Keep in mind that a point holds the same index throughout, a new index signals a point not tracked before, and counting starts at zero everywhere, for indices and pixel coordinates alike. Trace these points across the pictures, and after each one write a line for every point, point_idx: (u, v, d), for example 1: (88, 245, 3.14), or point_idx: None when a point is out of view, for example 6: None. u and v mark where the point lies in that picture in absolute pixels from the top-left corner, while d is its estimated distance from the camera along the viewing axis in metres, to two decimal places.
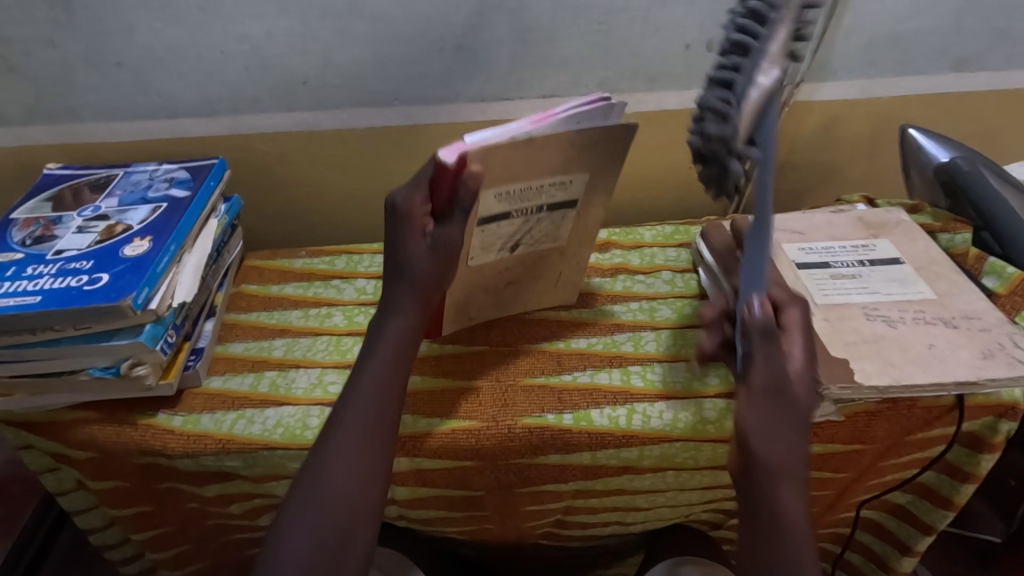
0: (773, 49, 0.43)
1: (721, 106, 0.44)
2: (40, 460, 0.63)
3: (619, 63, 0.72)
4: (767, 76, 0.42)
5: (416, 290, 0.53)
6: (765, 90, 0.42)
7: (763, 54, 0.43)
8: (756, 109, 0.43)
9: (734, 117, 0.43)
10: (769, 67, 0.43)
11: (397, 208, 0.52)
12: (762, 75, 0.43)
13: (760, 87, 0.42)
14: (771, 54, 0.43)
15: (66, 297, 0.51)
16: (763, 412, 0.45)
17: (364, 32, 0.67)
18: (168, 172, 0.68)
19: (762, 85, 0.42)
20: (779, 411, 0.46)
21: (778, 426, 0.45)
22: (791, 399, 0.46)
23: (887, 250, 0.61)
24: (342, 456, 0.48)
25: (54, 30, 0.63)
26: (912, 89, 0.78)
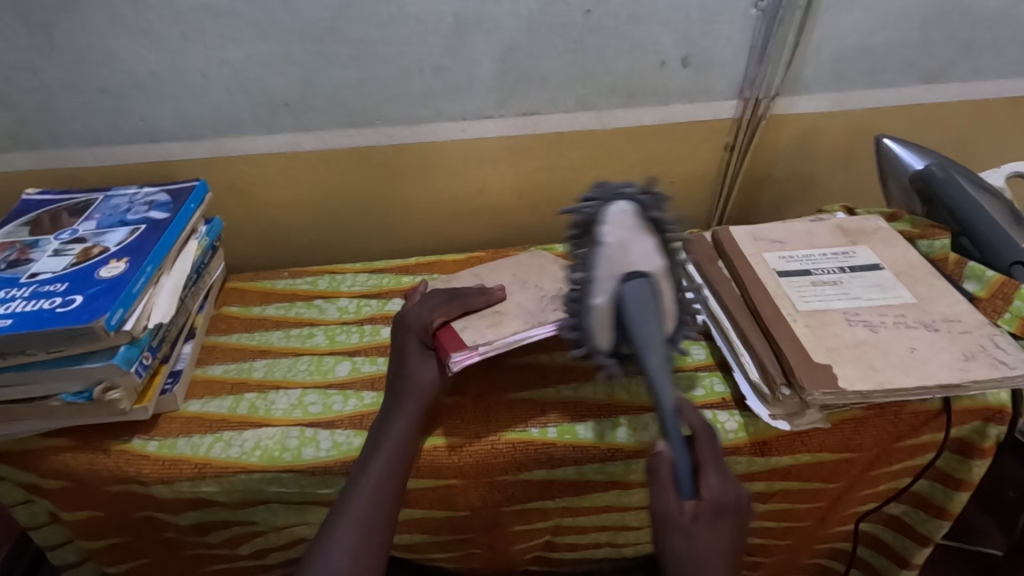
0: (602, 274, 0.48)
1: (585, 325, 0.50)
2: (11, 492, 0.60)
3: (596, 81, 0.73)
4: (599, 295, 0.48)
5: (422, 395, 0.54)
6: (604, 303, 0.48)
7: (591, 280, 0.48)
8: (601, 325, 0.49)
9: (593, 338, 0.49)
10: (596, 288, 0.48)
11: (407, 322, 0.58)
12: (594, 293, 0.48)
13: (596, 309, 0.48)
14: (597, 277, 0.48)
15: (37, 319, 0.50)
16: (674, 544, 0.43)
17: (345, 55, 0.68)
18: (148, 195, 0.68)
19: (595, 304, 0.48)
20: (698, 550, 0.43)
21: (694, 564, 0.42)
22: (708, 538, 0.43)
23: (867, 256, 0.62)
24: (344, 546, 0.45)
25: (37, 56, 0.63)
26: (883, 101, 0.80)
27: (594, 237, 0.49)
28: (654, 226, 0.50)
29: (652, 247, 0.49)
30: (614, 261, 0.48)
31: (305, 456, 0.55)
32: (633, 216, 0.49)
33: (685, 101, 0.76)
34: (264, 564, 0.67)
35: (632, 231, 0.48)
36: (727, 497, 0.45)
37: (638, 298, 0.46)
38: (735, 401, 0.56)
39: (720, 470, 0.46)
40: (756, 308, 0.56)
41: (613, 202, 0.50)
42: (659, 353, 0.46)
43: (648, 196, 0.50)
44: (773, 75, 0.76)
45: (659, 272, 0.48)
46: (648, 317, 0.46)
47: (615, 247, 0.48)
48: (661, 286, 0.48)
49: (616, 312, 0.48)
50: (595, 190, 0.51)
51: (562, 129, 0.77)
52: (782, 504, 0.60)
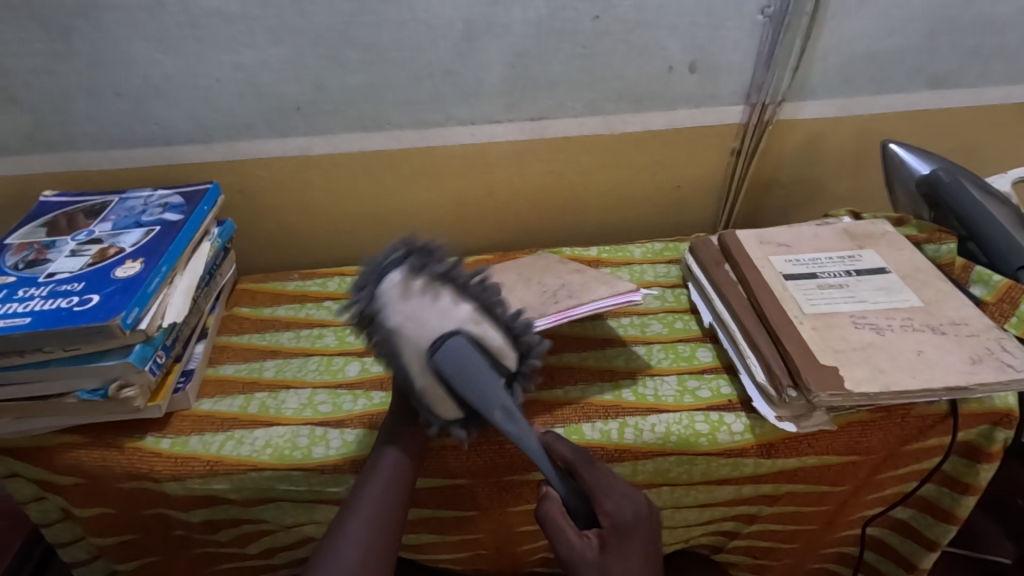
0: (408, 357, 0.47)
1: (425, 409, 0.50)
2: (25, 489, 0.61)
3: (603, 86, 0.74)
4: (419, 376, 0.48)
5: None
6: (428, 381, 0.48)
7: (403, 366, 0.48)
8: (444, 399, 0.49)
9: (439, 413, 0.50)
10: (413, 370, 0.48)
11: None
12: (414, 376, 0.48)
13: (425, 390, 0.48)
14: (406, 360, 0.48)
15: (55, 317, 0.51)
16: None
17: (356, 59, 0.69)
18: (162, 197, 0.69)
19: (421, 385, 0.49)
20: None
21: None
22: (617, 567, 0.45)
23: (874, 260, 0.62)
24: (354, 542, 0.46)
25: (56, 60, 0.65)
26: (890, 106, 0.80)
27: (380, 326, 0.47)
28: (435, 283, 0.48)
29: (448, 302, 0.48)
30: (411, 341, 0.47)
31: (315, 454, 0.56)
32: (411, 280, 0.48)
33: (691, 106, 0.77)
34: (272, 563, 0.67)
35: (413, 301, 0.47)
36: (624, 513, 0.47)
37: (456, 364, 0.46)
38: (742, 403, 0.56)
39: (612, 489, 0.48)
40: (762, 310, 0.57)
41: (383, 278, 0.48)
42: (501, 403, 0.48)
43: (416, 256, 0.49)
44: (779, 80, 0.76)
45: (470, 320, 0.48)
46: (474, 378, 0.47)
47: (404, 329, 0.46)
48: (479, 333, 0.48)
49: (443, 384, 0.48)
50: (366, 269, 0.49)
51: (569, 134, 0.78)
52: (788, 507, 0.60)
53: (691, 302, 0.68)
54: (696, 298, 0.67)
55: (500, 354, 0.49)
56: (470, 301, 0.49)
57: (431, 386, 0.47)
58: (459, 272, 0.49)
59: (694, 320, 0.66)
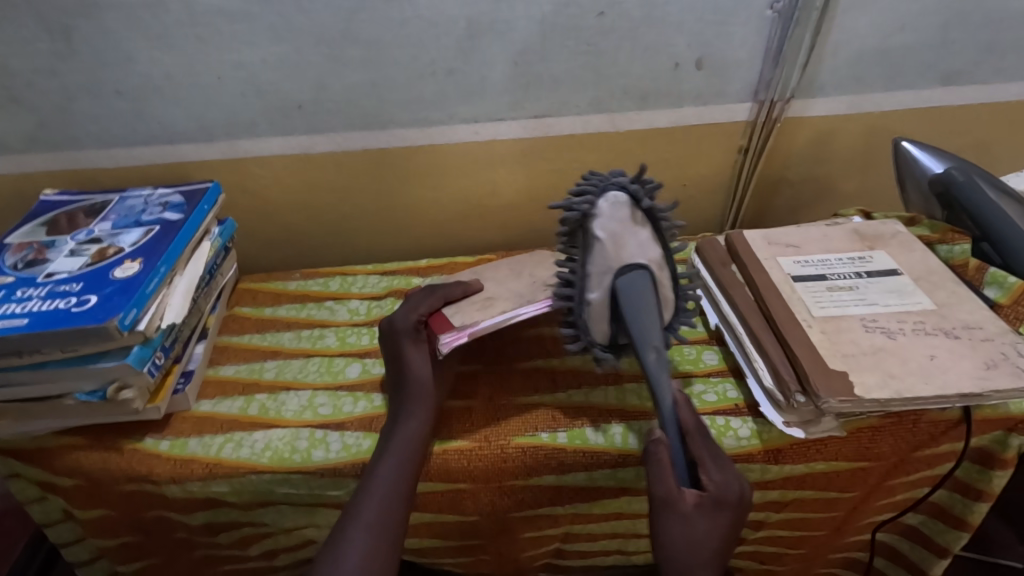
0: (596, 268, 0.51)
1: (581, 321, 0.53)
2: (27, 490, 0.61)
3: (609, 83, 0.73)
4: (593, 291, 0.52)
5: (421, 393, 0.54)
6: (599, 297, 0.51)
7: (585, 274, 0.52)
8: (597, 318, 0.52)
9: (590, 330, 0.53)
10: (591, 283, 0.52)
11: (396, 327, 0.58)
12: (589, 289, 0.52)
13: (589, 303, 0.52)
14: (592, 271, 0.52)
15: (53, 318, 0.51)
16: (669, 526, 0.46)
17: (357, 57, 0.68)
18: (163, 196, 0.68)
19: (592, 300, 0.52)
20: (689, 536, 0.45)
21: (687, 547, 0.45)
22: (702, 528, 0.46)
23: (884, 261, 0.61)
24: (356, 549, 0.45)
25: (56, 59, 0.64)
26: (901, 103, 0.79)
27: (587, 234, 0.52)
28: (649, 220, 0.53)
29: (645, 238, 0.51)
30: (608, 254, 0.51)
31: (314, 458, 0.55)
32: (626, 207, 0.52)
33: (698, 104, 0.76)
34: (274, 565, 0.67)
35: (627, 226, 0.51)
36: (731, 491, 0.46)
37: (634, 293, 0.49)
38: (748, 407, 0.55)
39: (722, 464, 0.48)
40: (770, 312, 0.55)
41: (604, 193, 0.53)
42: (657, 346, 0.49)
43: (642, 184, 0.53)
44: (788, 77, 0.75)
45: (656, 262, 0.51)
46: (643, 314, 0.49)
47: (608, 241, 0.51)
48: (659, 276, 0.51)
49: (612, 306, 0.51)
50: (586, 182, 0.54)
51: (573, 132, 0.76)
52: (795, 513, 0.59)
53: (697, 304, 0.67)
54: (702, 299, 0.66)
55: (663, 303, 0.52)
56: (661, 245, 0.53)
57: (597, 307, 0.51)
58: (663, 214, 0.53)
59: (700, 322, 0.65)
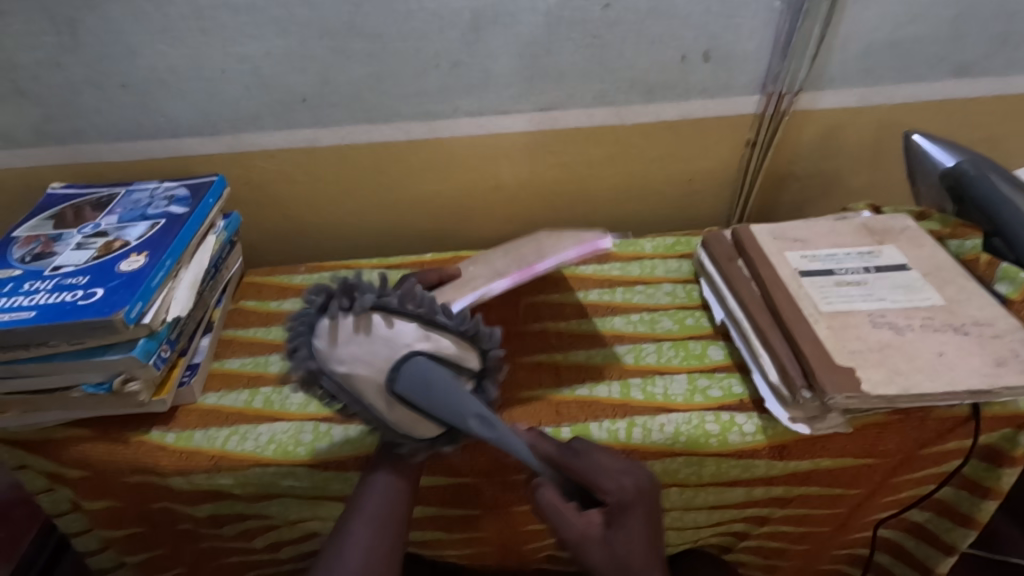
0: (369, 396, 0.45)
1: (399, 437, 0.48)
2: (36, 480, 0.62)
3: (614, 76, 0.72)
4: (387, 409, 0.46)
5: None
6: (399, 410, 0.46)
7: (369, 407, 0.47)
8: (416, 420, 0.47)
9: (414, 435, 0.48)
10: (376, 406, 0.46)
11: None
12: (379, 410, 0.46)
13: (395, 418, 0.47)
14: (369, 400, 0.46)
15: (60, 311, 0.51)
16: (594, 558, 0.46)
17: (361, 50, 0.67)
18: (168, 190, 0.68)
19: (392, 417, 0.47)
20: (613, 558, 0.46)
21: (619, 570, 0.46)
22: (620, 542, 0.46)
23: (893, 256, 0.60)
24: (359, 543, 0.45)
25: (62, 53, 0.64)
26: (912, 96, 0.77)
27: (327, 384, 0.45)
28: (380, 307, 0.46)
29: (400, 324, 0.46)
30: (368, 378, 0.45)
31: (318, 451, 0.55)
32: (338, 321, 0.45)
33: (705, 97, 0.75)
34: (279, 557, 0.67)
35: (352, 340, 0.45)
36: (625, 490, 0.47)
37: (423, 384, 0.45)
38: (753, 403, 0.55)
39: (606, 467, 0.48)
40: (776, 307, 0.55)
41: (314, 324, 0.45)
42: (474, 408, 0.46)
43: (334, 299, 0.45)
44: (797, 70, 0.74)
45: (419, 338, 0.46)
46: (439, 394, 0.45)
47: (354, 368, 0.45)
48: (436, 345, 0.47)
49: (414, 407, 0.46)
50: (291, 323, 0.46)
51: (578, 125, 0.76)
52: (800, 510, 0.59)
53: (703, 299, 0.67)
54: (708, 294, 0.65)
55: (460, 360, 0.48)
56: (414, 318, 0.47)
57: (411, 414, 0.46)
58: (390, 295, 0.47)
59: (705, 317, 0.65)
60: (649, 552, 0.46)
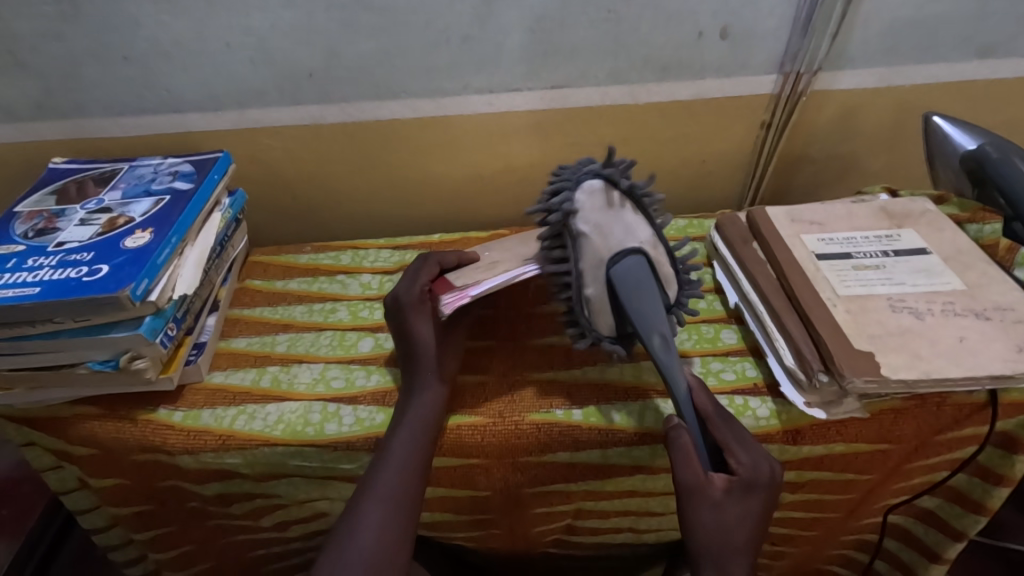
0: (585, 265, 0.50)
1: (584, 318, 0.51)
2: (42, 458, 0.61)
3: (629, 53, 0.70)
4: (591, 285, 0.50)
5: (431, 367, 0.54)
6: (597, 292, 0.50)
7: (576, 275, 0.50)
8: (603, 311, 0.51)
9: (596, 324, 0.51)
10: (584, 279, 0.50)
11: (402, 303, 0.56)
12: (585, 284, 0.50)
13: (589, 300, 0.50)
14: (583, 269, 0.50)
15: (65, 287, 0.50)
16: (699, 515, 0.45)
17: (370, 23, 0.65)
18: (172, 166, 0.67)
19: (591, 293, 0.50)
20: (719, 522, 0.45)
21: (717, 533, 0.45)
22: (734, 513, 0.45)
23: (912, 240, 0.59)
24: (370, 526, 0.45)
25: (62, 23, 0.63)
26: (932, 77, 0.76)
27: (568, 231, 0.50)
28: (631, 200, 0.51)
29: (630, 222, 0.51)
30: (594, 248, 0.49)
31: (327, 431, 0.55)
32: (608, 190, 0.50)
33: (721, 76, 0.73)
34: (287, 537, 0.67)
35: (610, 213, 0.50)
36: (762, 472, 0.46)
37: (632, 279, 0.49)
38: (768, 387, 0.54)
39: (748, 445, 0.47)
40: (793, 290, 0.54)
41: (580, 184, 0.50)
42: (660, 333, 0.49)
43: (615, 168, 0.52)
44: (817, 48, 0.72)
45: (650, 243, 0.50)
46: (643, 296, 0.49)
47: (590, 236, 0.49)
48: (655, 255, 0.51)
49: (611, 298, 0.50)
50: (556, 179, 0.52)
51: (591, 104, 0.74)
52: (811, 495, 0.58)
53: (716, 282, 0.66)
54: (721, 277, 0.64)
55: (665, 282, 0.51)
56: (652, 225, 0.52)
57: (600, 300, 0.50)
58: (647, 193, 0.51)
59: (719, 300, 0.64)
60: (751, 535, 0.46)
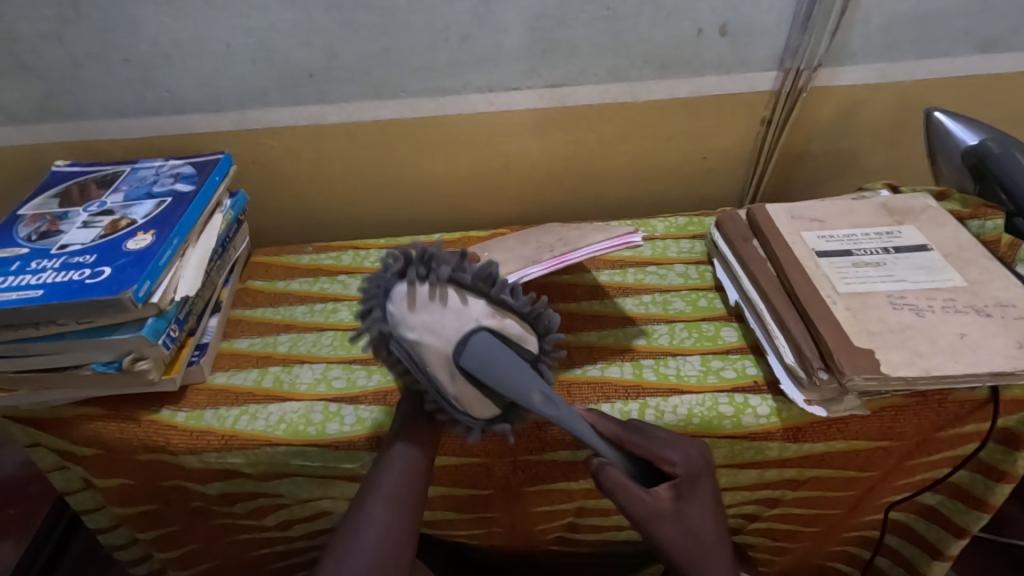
0: (433, 368, 0.45)
1: (453, 412, 0.47)
2: (48, 458, 0.62)
3: (628, 51, 0.70)
4: (446, 382, 0.45)
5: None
6: (458, 386, 0.45)
7: (427, 377, 0.46)
8: (477, 400, 0.46)
9: (468, 415, 0.47)
10: (437, 379, 0.45)
11: None
12: (442, 384, 0.46)
13: (454, 393, 0.46)
14: (432, 371, 0.45)
15: (67, 290, 0.50)
16: (662, 533, 0.45)
17: (370, 24, 0.66)
18: (173, 168, 0.67)
19: (450, 391, 0.46)
20: (682, 531, 0.45)
21: (687, 544, 0.45)
22: (690, 514, 0.46)
23: (914, 237, 0.59)
24: (375, 524, 0.45)
25: (63, 26, 0.63)
26: (933, 72, 0.75)
27: (395, 340, 0.45)
28: (449, 283, 0.45)
29: (457, 305, 0.45)
30: (433, 349, 0.44)
31: (329, 431, 0.55)
32: (416, 289, 0.45)
33: (720, 73, 0.73)
34: (291, 536, 0.68)
35: (424, 309, 0.44)
36: (693, 464, 0.47)
37: (481, 362, 0.44)
38: (768, 385, 0.54)
39: (668, 441, 0.49)
40: (793, 288, 0.54)
41: (389, 293, 0.45)
42: (538, 391, 0.45)
43: (418, 262, 0.45)
44: (817, 44, 0.71)
45: (489, 315, 0.46)
46: (500, 372, 0.44)
47: (421, 338, 0.44)
48: (497, 326, 0.46)
49: (473, 384, 0.45)
50: (375, 286, 0.45)
51: (590, 102, 0.74)
52: (812, 492, 0.58)
53: (716, 280, 0.66)
54: (722, 275, 0.64)
55: (517, 341, 0.47)
56: (483, 296, 0.46)
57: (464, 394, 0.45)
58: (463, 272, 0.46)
59: (719, 298, 0.64)
60: (716, 532, 0.46)
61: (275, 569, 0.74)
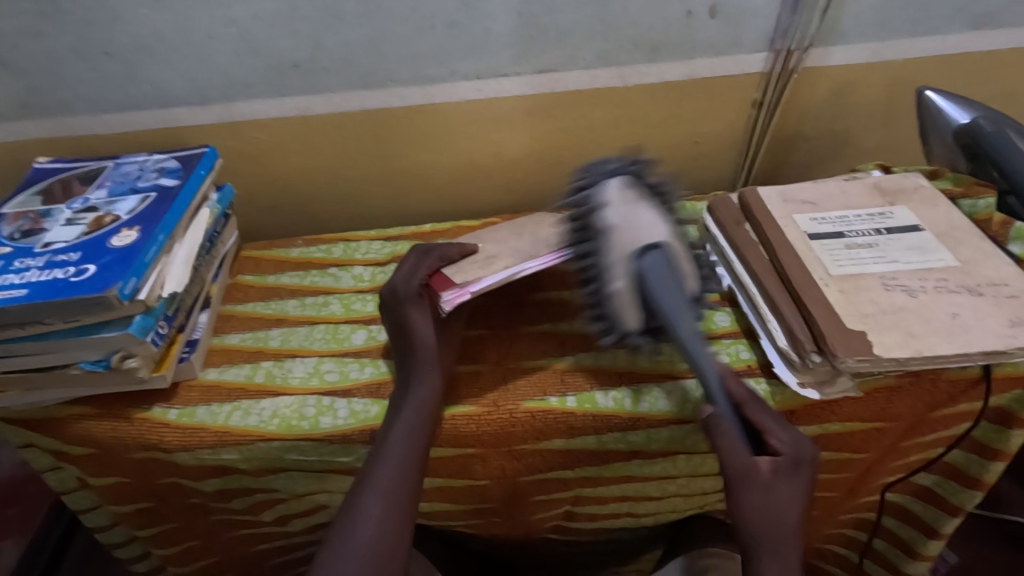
0: (612, 258, 0.47)
1: (609, 317, 0.49)
2: (41, 459, 0.61)
3: (617, 33, 0.69)
4: (615, 279, 0.47)
5: (427, 359, 0.54)
6: (624, 286, 0.47)
7: (603, 267, 0.48)
8: (630, 304, 0.47)
9: (625, 321, 0.48)
10: (611, 272, 0.47)
11: (399, 296, 0.56)
12: (611, 279, 0.47)
13: (616, 293, 0.47)
14: (609, 261, 0.48)
15: (53, 289, 0.50)
16: (748, 500, 0.44)
17: (354, 12, 0.64)
18: (158, 162, 0.66)
19: (615, 289, 0.47)
20: (769, 505, 0.44)
21: (772, 520, 0.44)
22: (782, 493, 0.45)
23: (905, 217, 0.58)
24: (371, 518, 0.45)
25: (40, 20, 0.62)
26: (926, 50, 0.75)
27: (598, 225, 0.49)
28: (649, 199, 0.51)
29: (653, 216, 0.49)
30: (621, 242, 0.47)
31: (322, 425, 0.55)
32: (626, 190, 0.50)
33: (711, 56, 0.72)
34: (289, 530, 0.68)
35: (633, 207, 0.49)
36: (804, 451, 0.46)
37: (658, 270, 0.45)
38: (761, 369, 0.54)
39: (787, 426, 0.47)
40: (786, 272, 0.54)
41: (604, 181, 0.51)
42: (690, 321, 0.45)
43: (633, 167, 0.52)
44: (808, 23, 0.70)
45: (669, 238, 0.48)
46: (670, 285, 0.45)
47: (619, 227, 0.48)
48: (674, 250, 0.48)
49: (639, 291, 0.46)
50: (585, 176, 0.53)
51: (580, 87, 0.73)
52: None
53: None
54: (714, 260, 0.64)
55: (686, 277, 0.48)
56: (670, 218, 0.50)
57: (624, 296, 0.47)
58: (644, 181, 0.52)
59: None
60: (799, 520, 0.45)
61: (274, 563, 0.74)
